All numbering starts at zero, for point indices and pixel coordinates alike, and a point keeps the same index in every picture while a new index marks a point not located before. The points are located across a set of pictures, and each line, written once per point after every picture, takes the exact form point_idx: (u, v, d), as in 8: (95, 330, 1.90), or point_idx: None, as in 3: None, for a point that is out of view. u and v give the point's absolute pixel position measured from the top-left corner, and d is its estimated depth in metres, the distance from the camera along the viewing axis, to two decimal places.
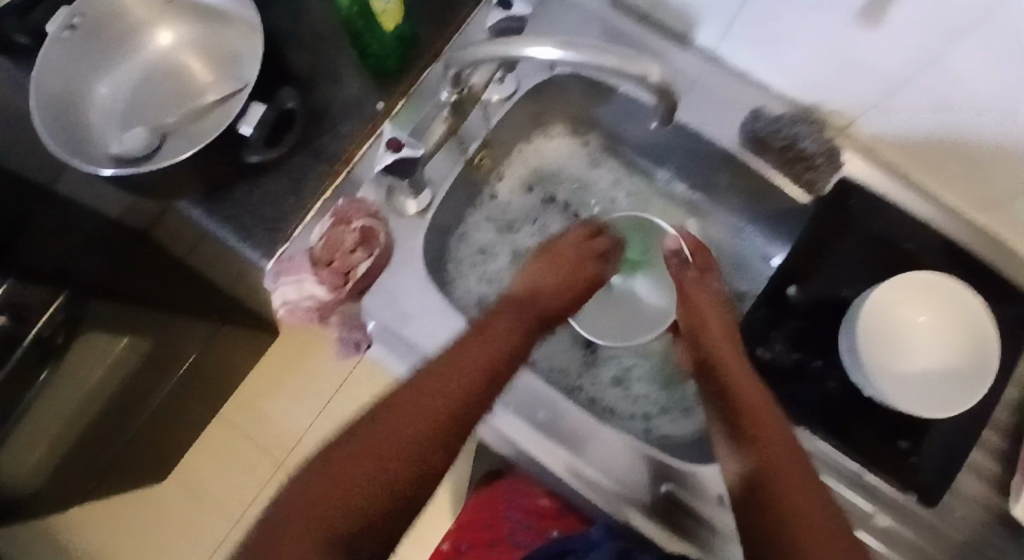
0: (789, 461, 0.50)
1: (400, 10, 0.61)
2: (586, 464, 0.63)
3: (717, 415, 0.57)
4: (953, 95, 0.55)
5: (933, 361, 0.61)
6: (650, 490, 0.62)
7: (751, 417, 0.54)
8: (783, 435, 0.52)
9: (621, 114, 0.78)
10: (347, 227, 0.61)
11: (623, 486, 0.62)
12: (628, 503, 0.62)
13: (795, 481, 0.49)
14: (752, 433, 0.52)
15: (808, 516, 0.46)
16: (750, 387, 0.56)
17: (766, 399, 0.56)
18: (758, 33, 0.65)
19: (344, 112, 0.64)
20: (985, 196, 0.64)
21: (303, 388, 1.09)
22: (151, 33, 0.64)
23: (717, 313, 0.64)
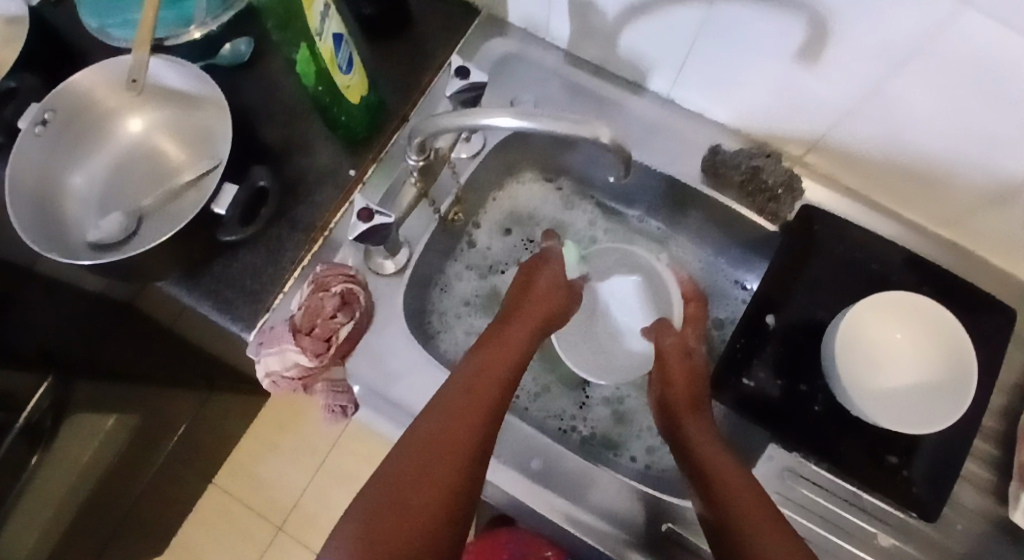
0: (738, 493, 0.53)
1: (363, 82, 0.63)
2: (583, 508, 0.62)
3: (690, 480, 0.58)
4: (896, 118, 0.59)
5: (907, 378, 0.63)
6: (650, 529, 0.62)
7: (716, 475, 0.55)
8: (749, 487, 0.53)
9: (593, 161, 0.80)
10: (325, 293, 0.61)
11: (625, 530, 0.62)
12: (628, 545, 0.61)
13: (758, 513, 0.51)
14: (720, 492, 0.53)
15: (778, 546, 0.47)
16: (716, 454, 0.57)
17: (727, 457, 0.57)
18: (709, 77, 0.68)
19: (317, 182, 0.66)
20: (946, 208, 0.67)
21: (298, 450, 1.08)
22: (124, 120, 0.66)
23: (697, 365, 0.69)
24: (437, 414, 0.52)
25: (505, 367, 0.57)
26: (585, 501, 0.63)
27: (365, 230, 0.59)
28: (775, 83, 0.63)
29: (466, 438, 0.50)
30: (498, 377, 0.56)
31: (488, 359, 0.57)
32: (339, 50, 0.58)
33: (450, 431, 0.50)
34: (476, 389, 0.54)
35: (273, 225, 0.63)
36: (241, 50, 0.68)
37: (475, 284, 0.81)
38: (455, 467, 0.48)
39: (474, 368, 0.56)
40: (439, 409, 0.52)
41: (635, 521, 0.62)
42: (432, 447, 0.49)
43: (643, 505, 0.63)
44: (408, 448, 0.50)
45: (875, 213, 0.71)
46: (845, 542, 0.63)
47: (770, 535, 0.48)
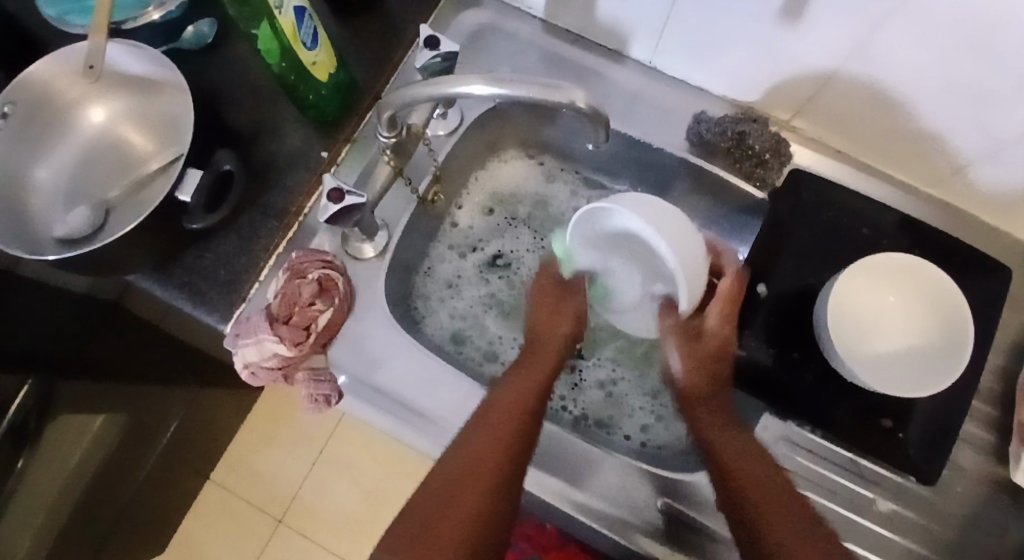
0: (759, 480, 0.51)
1: (331, 59, 0.61)
2: (585, 492, 0.61)
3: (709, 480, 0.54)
4: (884, 75, 0.58)
5: (895, 340, 0.63)
6: (647, 506, 0.61)
7: (725, 473, 0.52)
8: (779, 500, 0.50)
9: (573, 133, 0.77)
10: (303, 280, 0.59)
11: (623, 508, 0.61)
12: (629, 526, 0.60)
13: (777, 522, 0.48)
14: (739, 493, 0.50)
15: (789, 533, 0.47)
16: (725, 433, 0.54)
17: (762, 459, 0.53)
18: (690, 42, 0.65)
19: (288, 166, 0.63)
20: (936, 167, 0.65)
21: (293, 443, 1.07)
22: (85, 112, 0.63)
23: (719, 351, 0.56)
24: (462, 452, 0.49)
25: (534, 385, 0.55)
26: (583, 482, 0.62)
27: (337, 210, 0.56)
28: (757, 47, 0.62)
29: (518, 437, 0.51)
30: (532, 405, 0.53)
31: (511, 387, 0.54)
32: (302, 24, 0.55)
33: (500, 445, 0.50)
34: (505, 426, 0.51)
35: (243, 212, 0.61)
36: (204, 31, 0.66)
37: (458, 266, 0.79)
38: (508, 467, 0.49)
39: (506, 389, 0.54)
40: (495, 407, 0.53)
41: (639, 501, 0.61)
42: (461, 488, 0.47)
43: (647, 484, 0.62)
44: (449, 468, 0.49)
45: (866, 176, 0.69)
46: (843, 508, 0.62)
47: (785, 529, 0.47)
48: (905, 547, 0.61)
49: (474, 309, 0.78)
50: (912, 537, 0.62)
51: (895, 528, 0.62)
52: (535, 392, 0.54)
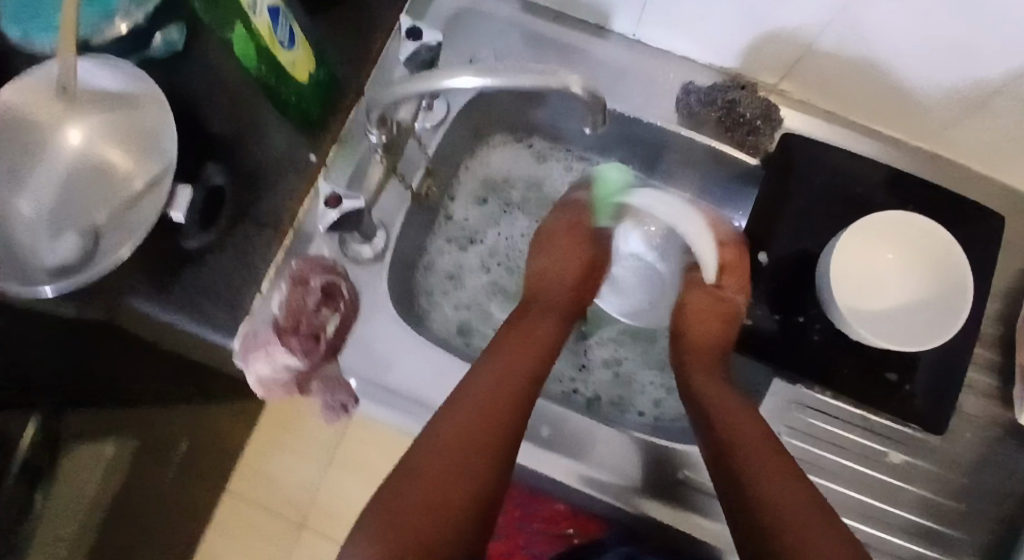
0: (754, 440, 0.53)
1: (307, 56, 0.59)
2: (588, 466, 0.62)
3: (700, 431, 0.57)
4: (872, 34, 0.57)
5: (895, 295, 0.64)
6: (657, 475, 0.62)
7: (725, 424, 0.55)
8: (771, 450, 0.52)
9: (569, 117, 0.77)
10: (306, 288, 0.60)
11: (634, 480, 0.62)
12: (641, 494, 0.61)
13: (779, 477, 0.50)
14: (740, 445, 0.53)
15: (783, 486, 0.49)
16: (727, 401, 0.57)
17: (750, 411, 0.56)
18: (673, 13, 0.65)
19: (279, 173, 0.62)
20: (925, 121, 0.66)
21: (306, 445, 1.07)
22: (60, 134, 0.60)
23: (728, 312, 0.64)
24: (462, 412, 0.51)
25: (532, 353, 0.58)
26: (586, 456, 0.62)
27: (336, 216, 0.57)
28: (742, 14, 0.61)
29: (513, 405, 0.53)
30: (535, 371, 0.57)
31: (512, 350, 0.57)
32: (277, 26, 0.53)
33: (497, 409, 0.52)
34: (504, 389, 0.53)
35: (237, 225, 0.60)
36: (173, 38, 0.62)
37: (457, 258, 0.79)
38: (506, 430, 0.51)
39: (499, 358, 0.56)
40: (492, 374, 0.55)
41: (641, 470, 0.62)
42: (464, 446, 0.49)
43: (649, 453, 0.62)
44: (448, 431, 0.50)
45: (856, 133, 0.70)
46: (859, 464, 0.64)
47: (778, 483, 0.49)
48: (920, 494, 0.64)
49: (477, 299, 0.78)
50: (926, 485, 0.64)
51: (910, 479, 0.64)
52: (533, 359, 0.57)
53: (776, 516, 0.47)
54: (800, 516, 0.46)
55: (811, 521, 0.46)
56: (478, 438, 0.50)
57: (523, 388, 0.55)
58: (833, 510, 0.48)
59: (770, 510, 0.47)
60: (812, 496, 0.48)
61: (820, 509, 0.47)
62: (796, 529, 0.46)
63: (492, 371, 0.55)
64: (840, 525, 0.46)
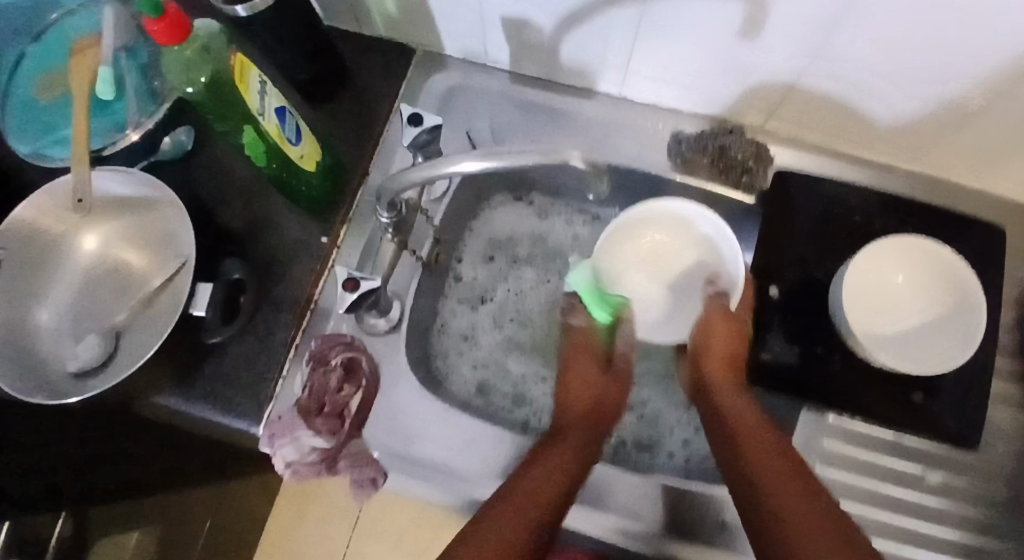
0: (765, 453, 0.54)
1: (315, 149, 0.62)
2: (612, 515, 0.61)
3: (716, 441, 0.59)
4: (849, 68, 0.60)
5: (910, 311, 0.64)
6: (682, 518, 0.62)
7: (741, 435, 0.57)
8: (778, 457, 0.54)
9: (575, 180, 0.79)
10: (327, 367, 0.60)
11: (661, 525, 0.61)
12: (669, 540, 0.61)
13: (793, 488, 0.51)
14: (744, 450, 0.55)
15: (793, 498, 0.50)
16: (746, 414, 0.59)
17: (764, 423, 0.58)
18: (653, 68, 0.67)
19: (293, 258, 0.64)
20: (911, 145, 0.68)
21: (328, 516, 1.04)
22: (76, 240, 0.62)
23: (741, 330, 0.63)
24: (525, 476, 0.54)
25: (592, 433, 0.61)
26: (605, 504, 0.62)
27: (355, 299, 0.58)
28: (720, 64, 0.64)
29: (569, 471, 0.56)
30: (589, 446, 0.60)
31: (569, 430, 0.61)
32: (285, 123, 0.57)
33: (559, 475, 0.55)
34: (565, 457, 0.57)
35: (258, 311, 0.62)
36: (182, 140, 0.65)
37: (470, 319, 0.79)
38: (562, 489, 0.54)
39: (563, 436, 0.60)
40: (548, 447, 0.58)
41: (664, 514, 0.62)
42: (527, 506, 0.51)
43: (670, 495, 0.62)
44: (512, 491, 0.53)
45: (847, 162, 0.71)
46: (898, 489, 0.64)
47: (783, 487, 0.51)
48: (961, 514, 0.63)
49: (494, 357, 0.79)
50: (966, 504, 0.64)
51: (951, 498, 0.64)
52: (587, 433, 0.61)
53: (784, 532, 0.48)
54: (802, 521, 0.48)
55: (813, 526, 0.48)
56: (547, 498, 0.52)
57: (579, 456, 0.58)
58: (846, 516, 0.49)
59: (775, 522, 0.49)
60: (823, 507, 0.49)
61: (827, 513, 0.49)
62: (798, 531, 0.48)
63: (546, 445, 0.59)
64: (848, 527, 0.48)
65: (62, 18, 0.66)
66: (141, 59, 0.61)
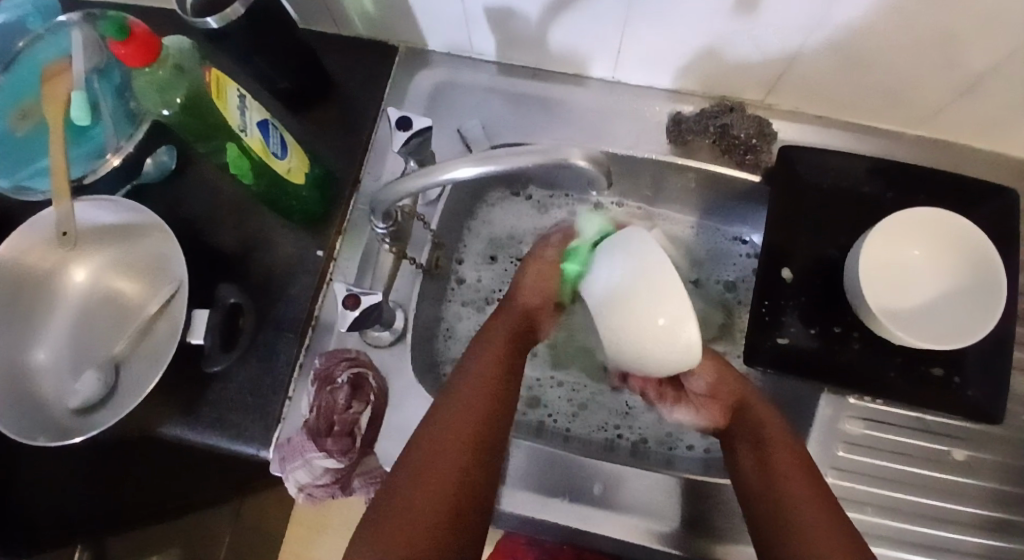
0: (794, 471, 0.56)
1: (301, 160, 0.60)
2: (625, 513, 0.60)
3: (744, 449, 0.59)
4: (853, 36, 0.57)
5: (926, 290, 0.62)
6: (698, 512, 0.60)
7: (772, 448, 0.57)
8: (808, 480, 0.55)
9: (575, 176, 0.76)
10: (334, 387, 0.59)
11: (679, 519, 0.60)
12: (686, 534, 0.59)
13: (817, 505, 0.54)
14: (776, 465, 0.56)
15: (823, 517, 0.53)
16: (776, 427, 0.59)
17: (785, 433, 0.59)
18: (648, 50, 0.64)
19: (288, 276, 0.62)
20: (919, 111, 0.65)
21: (346, 525, 1.03)
22: (66, 275, 0.60)
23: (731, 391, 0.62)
24: (459, 400, 0.55)
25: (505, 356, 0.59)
26: (619, 502, 0.61)
27: (357, 316, 0.56)
28: (718, 40, 0.61)
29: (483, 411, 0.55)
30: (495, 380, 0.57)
31: (492, 346, 0.59)
32: (269, 138, 0.54)
33: (472, 416, 0.54)
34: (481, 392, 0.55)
35: (257, 333, 0.60)
36: (165, 160, 0.63)
37: (476, 321, 0.77)
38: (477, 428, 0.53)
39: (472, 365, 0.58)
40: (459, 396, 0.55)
41: (678, 511, 0.60)
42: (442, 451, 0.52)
43: (686, 489, 0.61)
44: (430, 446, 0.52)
45: (852, 133, 0.69)
46: (923, 468, 0.62)
47: (812, 503, 0.54)
48: (989, 487, 0.62)
49: None
50: (993, 478, 0.62)
51: (979, 474, 0.62)
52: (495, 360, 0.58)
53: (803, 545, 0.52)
54: (829, 536, 0.51)
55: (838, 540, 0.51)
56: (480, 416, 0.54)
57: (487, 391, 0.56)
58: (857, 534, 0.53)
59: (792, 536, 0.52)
60: (842, 524, 0.53)
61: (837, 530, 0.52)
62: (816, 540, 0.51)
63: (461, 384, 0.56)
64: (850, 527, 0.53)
65: (30, 43, 0.63)
66: (115, 80, 0.58)
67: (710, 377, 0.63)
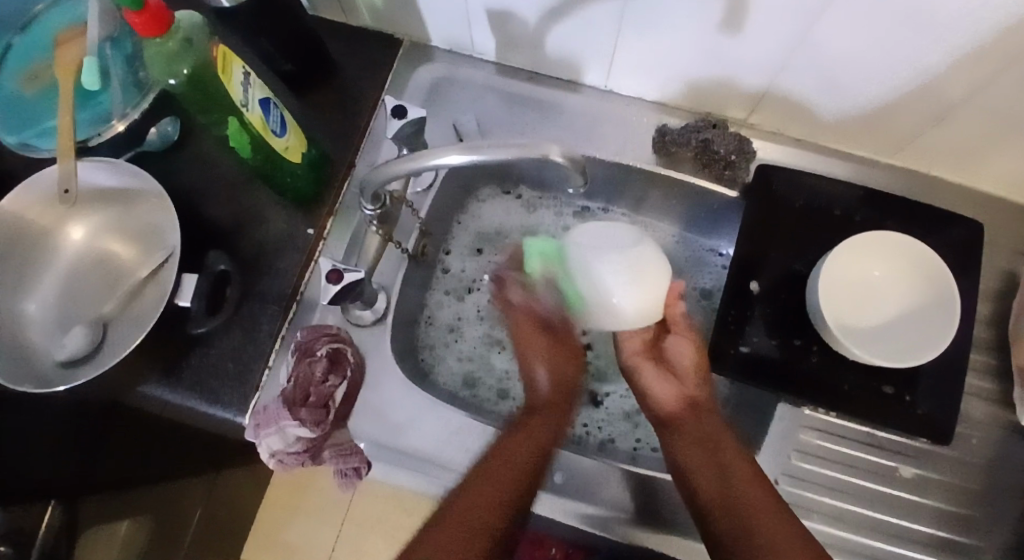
0: (748, 482, 0.58)
1: (299, 139, 0.63)
2: (579, 500, 0.62)
3: (687, 464, 0.61)
4: (829, 62, 0.60)
5: (905, 298, 0.64)
6: (645, 506, 0.62)
7: (723, 459, 0.60)
8: (762, 490, 0.58)
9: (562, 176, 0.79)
10: (312, 359, 0.61)
11: (627, 510, 0.62)
12: (634, 524, 0.62)
13: (770, 515, 0.56)
14: (734, 475, 0.59)
15: (773, 522, 0.55)
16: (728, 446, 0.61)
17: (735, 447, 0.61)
18: (638, 62, 0.68)
19: (278, 250, 0.65)
20: (893, 140, 0.69)
21: (318, 505, 1.05)
22: (62, 234, 0.62)
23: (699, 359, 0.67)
24: (481, 489, 0.57)
25: (550, 427, 0.65)
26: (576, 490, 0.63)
27: (339, 291, 0.59)
28: (703, 57, 0.64)
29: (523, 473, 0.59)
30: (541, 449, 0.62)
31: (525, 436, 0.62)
32: (269, 115, 0.57)
33: (513, 479, 0.58)
34: (525, 456, 0.60)
35: (243, 303, 0.63)
36: (168, 130, 0.66)
37: (457, 310, 0.80)
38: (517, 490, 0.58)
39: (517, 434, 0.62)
40: (503, 456, 0.60)
41: (630, 501, 0.62)
42: (478, 512, 0.56)
43: (639, 483, 0.63)
44: (462, 504, 0.57)
45: (829, 156, 0.72)
46: (872, 481, 0.65)
47: (770, 514, 0.56)
48: (935, 503, 0.65)
49: (478, 350, 0.79)
50: (940, 497, 0.65)
51: (926, 491, 0.65)
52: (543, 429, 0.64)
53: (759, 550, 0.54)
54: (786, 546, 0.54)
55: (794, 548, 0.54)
56: (497, 502, 0.57)
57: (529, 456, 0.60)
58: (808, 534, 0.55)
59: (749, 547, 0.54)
60: (795, 531, 0.55)
61: (794, 536, 0.54)
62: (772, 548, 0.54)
63: (507, 446, 0.61)
64: (794, 521, 0.56)
65: (46, 9, 0.66)
66: (127, 50, 0.60)
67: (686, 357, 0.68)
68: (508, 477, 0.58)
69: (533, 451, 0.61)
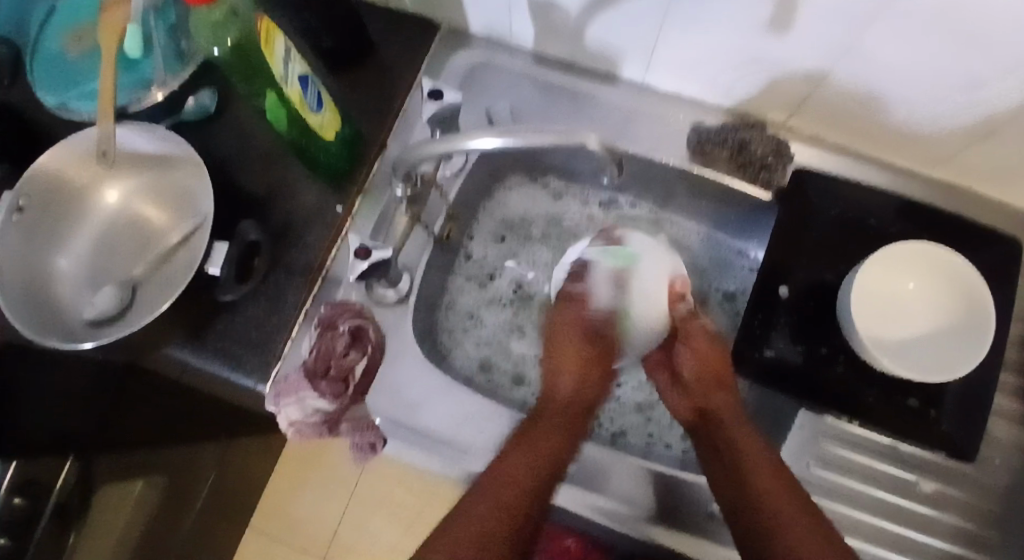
0: (761, 475, 0.59)
1: (334, 115, 0.63)
2: (595, 493, 0.62)
3: (720, 467, 0.61)
4: (875, 69, 0.59)
5: (937, 312, 0.63)
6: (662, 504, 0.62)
7: (743, 463, 0.60)
8: (792, 494, 0.58)
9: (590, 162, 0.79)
10: (335, 332, 0.61)
11: (641, 507, 0.61)
12: (650, 521, 0.61)
13: (791, 511, 0.57)
14: (752, 476, 0.59)
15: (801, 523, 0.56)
16: (751, 445, 0.61)
17: (762, 447, 0.61)
18: (679, 58, 0.67)
19: (307, 224, 0.65)
20: (935, 153, 0.67)
21: (327, 480, 1.06)
22: (98, 195, 0.63)
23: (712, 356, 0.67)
24: (498, 491, 0.58)
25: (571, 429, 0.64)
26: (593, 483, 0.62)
27: (365, 266, 0.64)
28: (745, 56, 0.63)
29: (539, 472, 0.59)
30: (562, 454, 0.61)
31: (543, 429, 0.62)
32: (307, 90, 0.58)
33: (528, 479, 0.59)
34: (543, 458, 0.60)
35: (270, 273, 0.63)
36: (206, 102, 0.66)
37: (478, 296, 0.80)
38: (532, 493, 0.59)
39: (535, 431, 0.62)
40: (515, 453, 0.60)
41: (647, 498, 0.62)
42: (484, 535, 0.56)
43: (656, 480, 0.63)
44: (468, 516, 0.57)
45: (866, 165, 0.71)
46: (890, 494, 0.64)
47: (790, 512, 0.56)
48: (952, 522, 0.64)
49: (497, 337, 0.80)
50: (957, 517, 0.64)
51: (944, 508, 0.64)
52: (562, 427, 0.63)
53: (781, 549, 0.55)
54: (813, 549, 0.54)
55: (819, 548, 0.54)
56: (511, 505, 0.58)
57: (548, 457, 0.60)
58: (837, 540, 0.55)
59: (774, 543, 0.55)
60: (822, 534, 0.55)
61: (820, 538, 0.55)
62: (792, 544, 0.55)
63: (518, 445, 0.61)
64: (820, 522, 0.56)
65: None
66: (170, 19, 0.61)
67: (691, 362, 0.67)
68: (528, 483, 0.59)
69: (555, 454, 0.61)
